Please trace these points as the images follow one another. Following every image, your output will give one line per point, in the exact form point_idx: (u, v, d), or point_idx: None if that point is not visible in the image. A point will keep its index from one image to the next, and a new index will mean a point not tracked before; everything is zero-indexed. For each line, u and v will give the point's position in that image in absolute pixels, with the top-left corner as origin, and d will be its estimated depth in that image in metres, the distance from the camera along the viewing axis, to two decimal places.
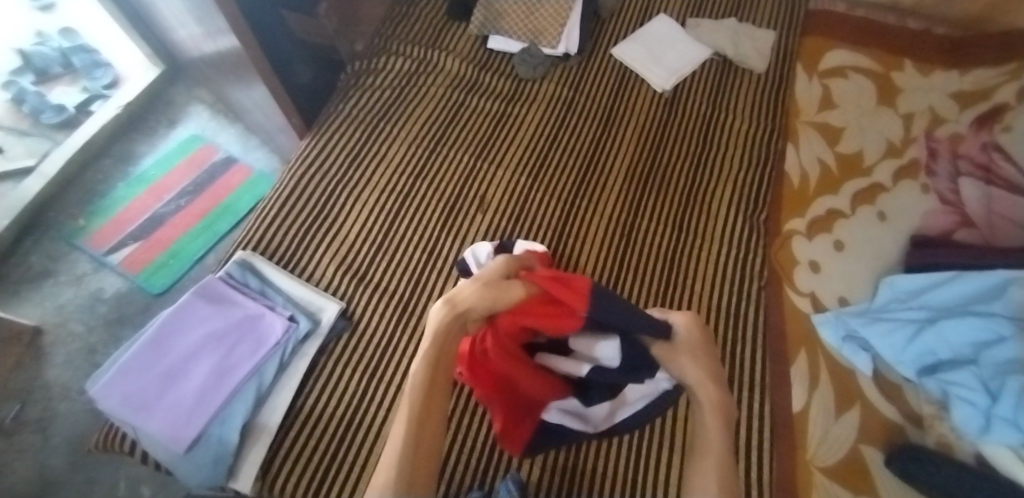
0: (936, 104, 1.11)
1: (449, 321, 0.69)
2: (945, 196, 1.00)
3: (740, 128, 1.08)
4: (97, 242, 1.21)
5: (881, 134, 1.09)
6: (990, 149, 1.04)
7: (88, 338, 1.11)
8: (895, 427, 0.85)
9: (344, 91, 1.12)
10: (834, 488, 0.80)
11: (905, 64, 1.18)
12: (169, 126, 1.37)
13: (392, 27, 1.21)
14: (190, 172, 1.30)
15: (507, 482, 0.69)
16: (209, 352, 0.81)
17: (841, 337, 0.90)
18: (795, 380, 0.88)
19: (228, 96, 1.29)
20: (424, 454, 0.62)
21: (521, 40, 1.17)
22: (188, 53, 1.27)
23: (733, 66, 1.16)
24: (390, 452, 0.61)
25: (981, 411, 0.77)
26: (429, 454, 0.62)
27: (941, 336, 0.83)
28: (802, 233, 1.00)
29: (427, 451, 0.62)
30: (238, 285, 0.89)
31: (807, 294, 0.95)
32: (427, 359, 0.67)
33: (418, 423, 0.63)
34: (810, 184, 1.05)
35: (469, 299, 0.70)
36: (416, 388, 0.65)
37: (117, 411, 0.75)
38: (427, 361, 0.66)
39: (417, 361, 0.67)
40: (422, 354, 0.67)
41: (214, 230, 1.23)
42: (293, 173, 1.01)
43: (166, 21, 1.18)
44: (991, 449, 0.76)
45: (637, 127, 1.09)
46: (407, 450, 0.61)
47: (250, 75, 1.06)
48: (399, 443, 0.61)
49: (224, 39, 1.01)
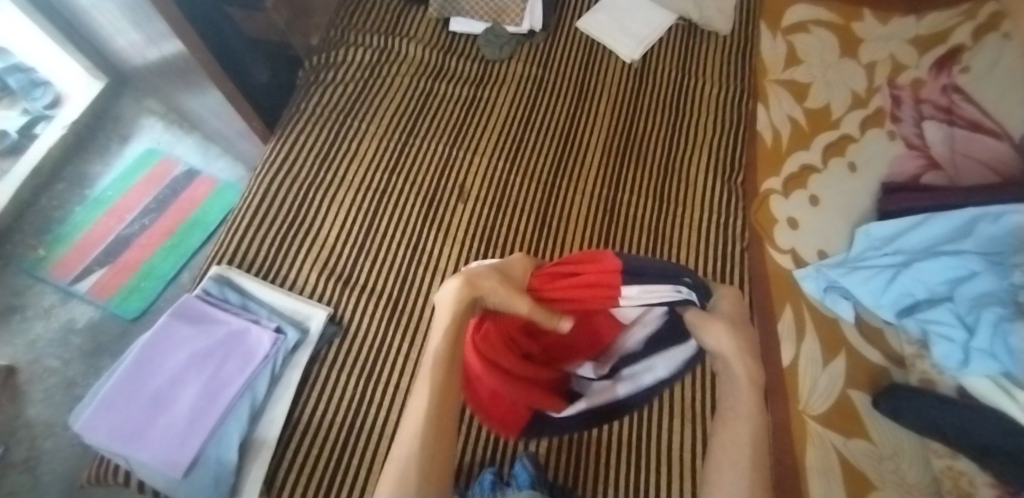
0: (896, 51, 1.13)
1: (467, 303, 0.63)
2: (911, 140, 1.02)
3: (710, 92, 1.09)
4: (61, 272, 1.15)
5: (845, 86, 1.11)
6: (950, 91, 1.05)
7: (66, 372, 1.07)
8: (880, 369, 0.89)
9: (305, 89, 1.08)
10: (827, 433, 0.83)
11: (863, 13, 1.19)
12: (121, 142, 1.30)
13: (348, 17, 1.16)
14: (151, 188, 1.25)
15: (523, 461, 0.72)
16: (196, 374, 0.78)
17: (823, 287, 0.93)
18: (783, 334, 0.91)
19: (180, 104, 1.23)
20: (438, 454, 0.57)
21: (483, 20, 1.14)
22: (131, 62, 1.20)
23: (698, 29, 1.16)
24: (401, 443, 0.57)
25: (960, 345, 0.81)
26: (445, 436, 0.58)
27: (917, 278, 0.87)
28: (779, 191, 1.01)
29: (445, 439, 0.58)
30: (217, 302, 0.86)
31: (788, 251, 0.97)
32: (446, 344, 0.62)
33: (434, 412, 0.58)
34: (782, 141, 1.06)
35: (491, 282, 0.65)
36: (434, 371, 0.61)
37: (106, 445, 0.73)
38: (448, 339, 0.63)
39: (434, 340, 0.63)
40: (441, 332, 0.63)
41: (185, 246, 1.19)
42: (261, 180, 0.98)
43: (103, 30, 1.11)
44: (973, 382, 0.80)
45: (609, 101, 1.08)
46: (424, 439, 0.57)
47: (202, 81, 1.01)
48: (415, 429, 0.58)
49: (168, 44, 0.96)
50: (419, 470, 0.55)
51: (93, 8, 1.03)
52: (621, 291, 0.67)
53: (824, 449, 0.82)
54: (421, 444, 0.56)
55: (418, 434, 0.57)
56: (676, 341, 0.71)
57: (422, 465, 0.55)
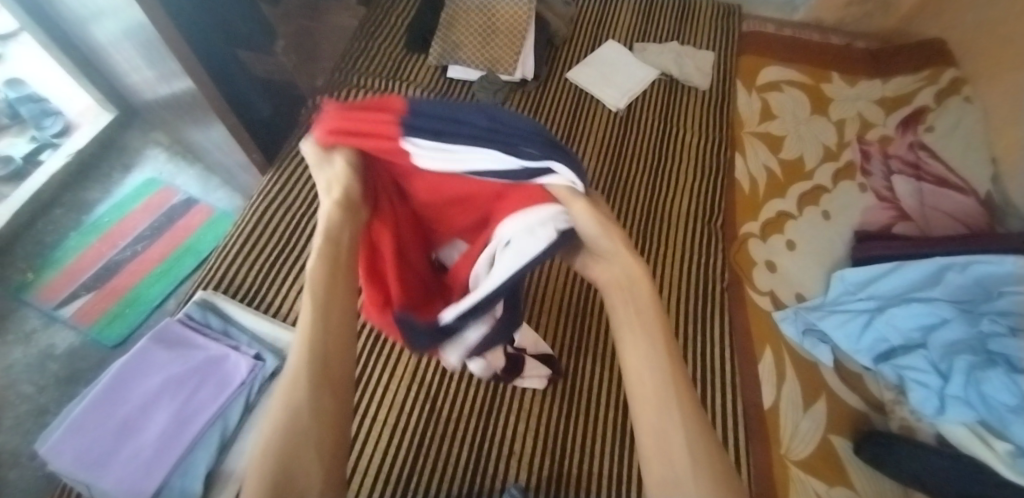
0: (864, 110, 1.21)
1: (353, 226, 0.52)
2: (880, 193, 1.08)
3: (692, 141, 1.16)
4: (48, 296, 1.16)
5: (817, 140, 1.17)
6: (916, 147, 1.11)
7: (38, 399, 1.05)
8: (860, 414, 0.90)
9: (306, 125, 1.13)
10: (811, 480, 0.83)
11: (832, 76, 1.28)
12: (123, 171, 1.34)
13: (352, 62, 1.23)
14: (148, 216, 1.27)
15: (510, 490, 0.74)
16: (169, 399, 0.79)
17: (801, 330, 0.95)
18: (763, 377, 0.92)
19: (185, 137, 1.28)
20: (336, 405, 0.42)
21: (479, 68, 1.21)
22: (142, 96, 1.25)
23: (679, 85, 1.24)
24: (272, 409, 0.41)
25: (935, 391, 0.82)
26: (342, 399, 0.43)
27: (891, 323, 0.89)
28: (756, 235, 1.06)
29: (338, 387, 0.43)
30: (198, 326, 0.87)
31: (766, 293, 1.00)
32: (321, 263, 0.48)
33: (320, 365, 0.43)
34: (759, 188, 1.11)
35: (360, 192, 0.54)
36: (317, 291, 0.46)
37: (70, 470, 0.73)
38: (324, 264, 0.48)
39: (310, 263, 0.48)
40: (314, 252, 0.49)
41: (174, 274, 1.20)
42: (254, 209, 1.01)
43: (118, 66, 1.17)
44: (950, 429, 0.80)
45: (596, 146, 1.15)
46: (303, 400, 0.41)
47: (207, 114, 1.06)
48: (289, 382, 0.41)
49: (178, 80, 1.01)
50: (302, 449, 0.39)
51: (110, 45, 1.09)
52: (403, 146, 0.54)
53: (808, 496, 0.81)
54: (310, 412, 0.40)
55: (298, 394, 0.41)
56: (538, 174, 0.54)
57: (311, 430, 0.40)
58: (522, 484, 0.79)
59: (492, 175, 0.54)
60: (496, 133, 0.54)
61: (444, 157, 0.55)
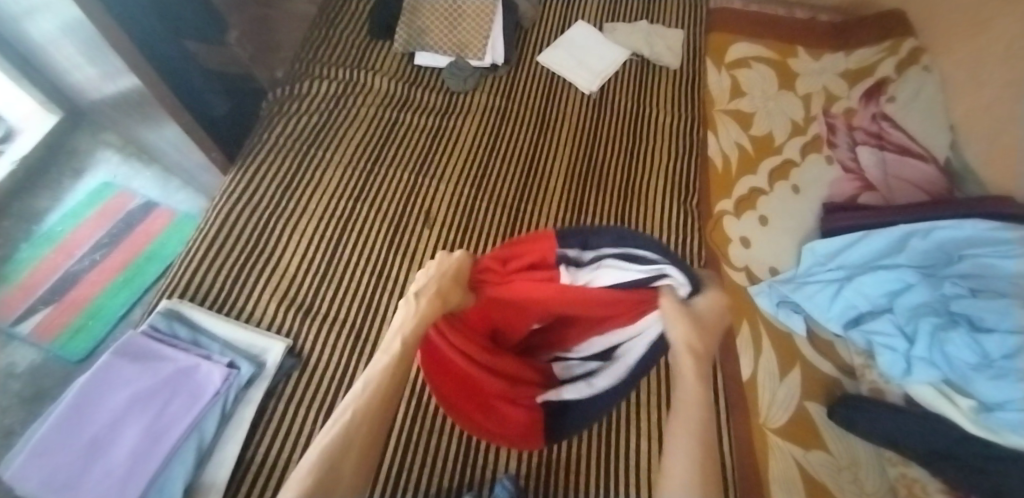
0: (829, 84, 1.23)
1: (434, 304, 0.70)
2: (847, 164, 1.10)
3: (664, 122, 1.17)
4: (3, 312, 1.10)
5: (785, 116, 1.19)
6: (879, 119, 1.14)
7: (3, 420, 1.00)
8: (832, 380, 0.93)
9: (268, 120, 1.09)
10: (788, 445, 0.86)
11: (798, 50, 1.29)
12: (74, 176, 1.27)
13: (312, 51, 1.19)
14: (104, 223, 1.21)
15: (502, 482, 0.75)
16: (139, 414, 0.76)
17: (775, 302, 0.98)
18: (741, 350, 0.95)
19: (139, 138, 1.21)
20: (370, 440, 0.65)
21: (447, 54, 1.18)
22: (87, 96, 1.18)
23: (650, 65, 1.24)
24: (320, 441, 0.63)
25: (902, 354, 0.85)
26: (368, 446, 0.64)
27: (859, 291, 0.92)
28: (731, 212, 1.07)
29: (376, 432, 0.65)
30: (166, 337, 0.84)
31: (742, 268, 1.03)
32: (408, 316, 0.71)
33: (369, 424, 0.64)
34: (731, 166, 1.13)
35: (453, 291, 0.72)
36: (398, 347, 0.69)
37: (39, 493, 0.71)
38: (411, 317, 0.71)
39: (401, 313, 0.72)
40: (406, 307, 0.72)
41: (138, 282, 1.15)
42: (218, 211, 0.97)
43: (58, 65, 1.10)
44: (916, 388, 0.83)
45: (568, 130, 1.14)
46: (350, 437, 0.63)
47: (158, 113, 1.01)
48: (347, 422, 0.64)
49: (124, 78, 0.95)
50: (337, 479, 0.61)
51: (48, 43, 1.02)
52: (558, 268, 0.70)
53: (785, 462, 0.85)
54: (350, 450, 0.63)
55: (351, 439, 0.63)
56: (661, 278, 0.66)
57: (341, 476, 0.61)
58: (512, 473, 0.79)
59: (623, 285, 0.67)
60: (626, 242, 0.67)
61: (595, 277, 0.68)
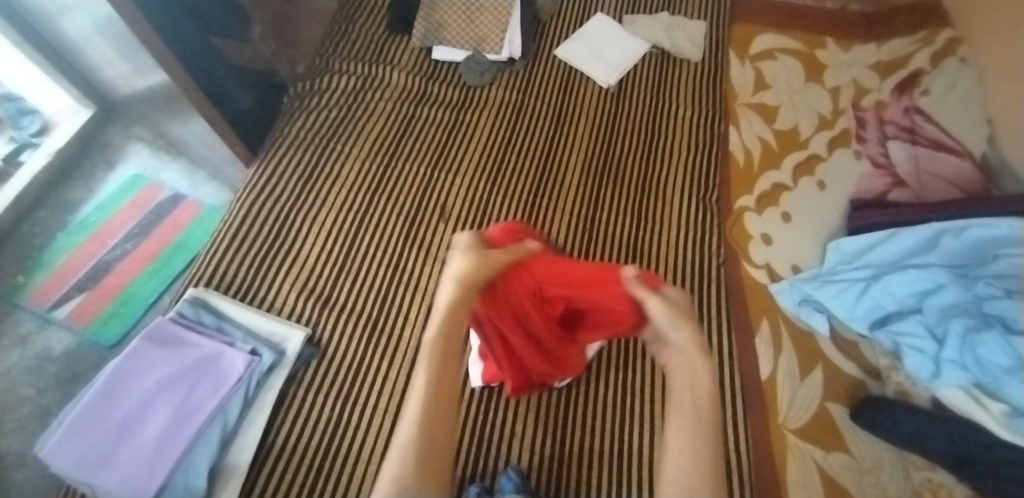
0: (859, 76, 1.19)
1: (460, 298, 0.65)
2: (876, 159, 1.07)
3: (685, 115, 1.14)
4: (40, 298, 1.15)
5: (811, 109, 1.16)
6: (912, 112, 1.10)
7: (40, 401, 1.05)
8: (856, 382, 0.90)
9: (290, 114, 1.11)
10: (809, 447, 0.84)
11: (826, 41, 1.25)
12: (107, 168, 1.31)
13: (332, 47, 1.20)
14: (135, 213, 1.25)
15: (511, 475, 0.75)
16: (167, 397, 0.78)
17: (797, 301, 0.95)
18: (761, 350, 0.92)
19: (167, 131, 1.25)
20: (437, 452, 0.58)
21: (464, 48, 1.18)
22: (119, 91, 1.22)
23: (671, 57, 1.22)
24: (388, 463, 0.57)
25: (931, 356, 0.82)
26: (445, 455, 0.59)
27: (887, 290, 0.89)
28: (752, 208, 1.05)
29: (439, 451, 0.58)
30: (192, 324, 0.86)
31: (763, 266, 1.00)
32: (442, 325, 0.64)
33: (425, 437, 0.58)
34: (754, 160, 1.10)
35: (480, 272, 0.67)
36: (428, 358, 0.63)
37: (71, 471, 0.73)
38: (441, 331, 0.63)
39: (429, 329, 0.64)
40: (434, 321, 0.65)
41: (166, 271, 1.19)
42: (241, 204, 0.99)
43: (92, 61, 1.14)
44: (946, 392, 0.80)
45: (587, 124, 1.13)
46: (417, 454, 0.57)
47: (184, 107, 1.03)
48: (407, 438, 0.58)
49: (152, 73, 0.98)
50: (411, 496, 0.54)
51: (81, 39, 1.05)
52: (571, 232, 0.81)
53: (805, 463, 0.82)
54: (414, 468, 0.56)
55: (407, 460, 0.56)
56: None
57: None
58: (523, 468, 0.79)
59: None
60: None
61: None
